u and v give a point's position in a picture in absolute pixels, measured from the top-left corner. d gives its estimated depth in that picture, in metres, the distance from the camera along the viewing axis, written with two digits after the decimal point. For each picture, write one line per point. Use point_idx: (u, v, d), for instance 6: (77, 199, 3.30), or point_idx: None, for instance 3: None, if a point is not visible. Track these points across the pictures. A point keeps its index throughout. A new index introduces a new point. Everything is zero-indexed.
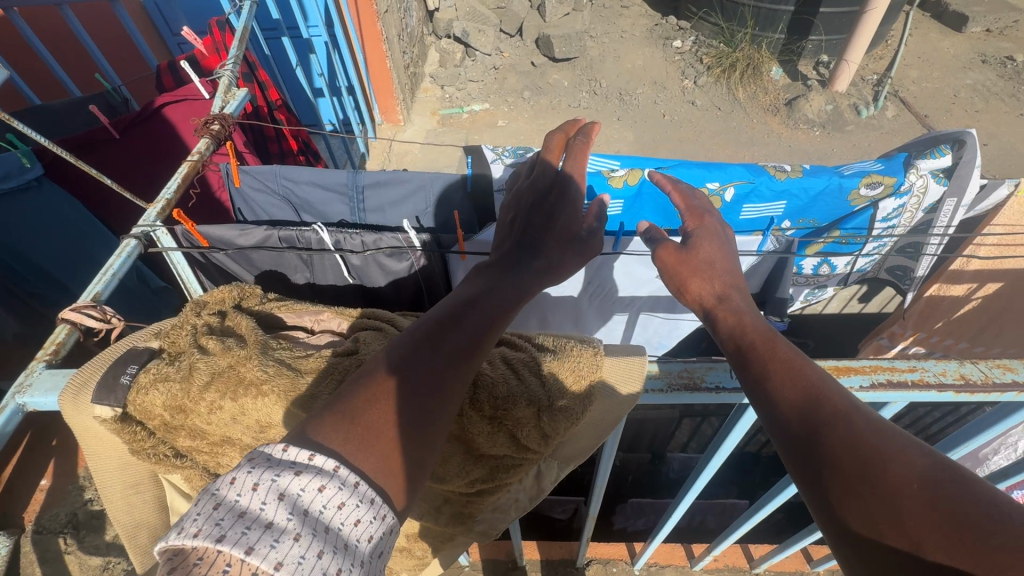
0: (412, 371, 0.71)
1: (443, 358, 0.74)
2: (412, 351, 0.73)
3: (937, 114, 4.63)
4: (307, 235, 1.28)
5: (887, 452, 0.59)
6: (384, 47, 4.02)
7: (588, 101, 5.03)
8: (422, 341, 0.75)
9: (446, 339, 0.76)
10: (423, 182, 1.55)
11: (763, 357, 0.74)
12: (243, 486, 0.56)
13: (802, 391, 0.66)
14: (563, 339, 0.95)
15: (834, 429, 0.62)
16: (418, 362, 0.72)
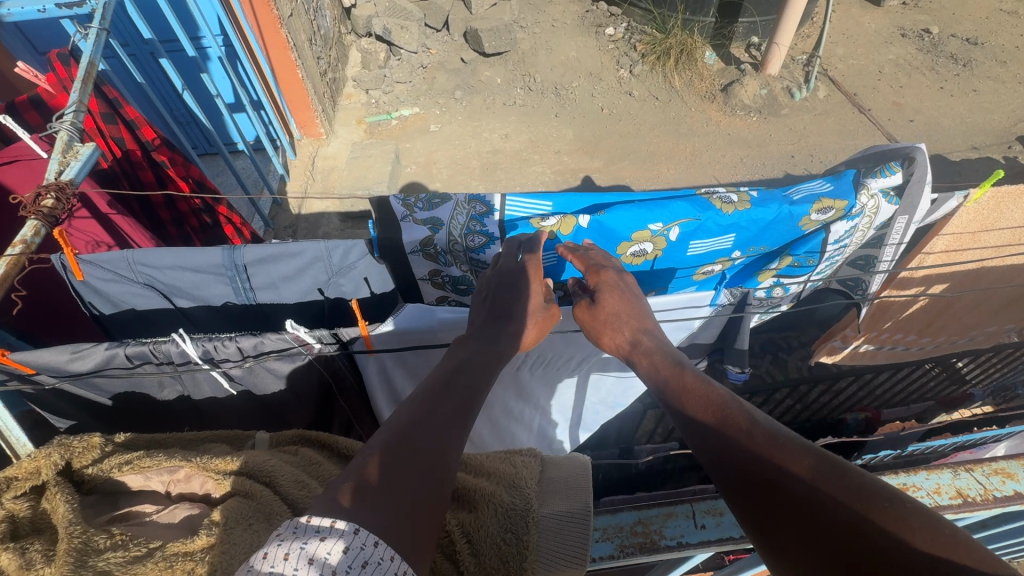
0: (412, 443, 0.70)
1: (440, 423, 0.75)
2: (416, 422, 0.74)
3: (865, 92, 4.69)
4: (165, 347, 1.00)
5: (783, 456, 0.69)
6: (293, 55, 3.64)
7: (524, 98, 4.79)
8: (424, 413, 0.76)
9: (442, 409, 0.77)
10: (319, 251, 1.28)
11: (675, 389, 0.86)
12: (274, 558, 0.54)
13: (710, 414, 0.78)
14: (487, 492, 0.76)
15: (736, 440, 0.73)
16: (419, 432, 0.72)
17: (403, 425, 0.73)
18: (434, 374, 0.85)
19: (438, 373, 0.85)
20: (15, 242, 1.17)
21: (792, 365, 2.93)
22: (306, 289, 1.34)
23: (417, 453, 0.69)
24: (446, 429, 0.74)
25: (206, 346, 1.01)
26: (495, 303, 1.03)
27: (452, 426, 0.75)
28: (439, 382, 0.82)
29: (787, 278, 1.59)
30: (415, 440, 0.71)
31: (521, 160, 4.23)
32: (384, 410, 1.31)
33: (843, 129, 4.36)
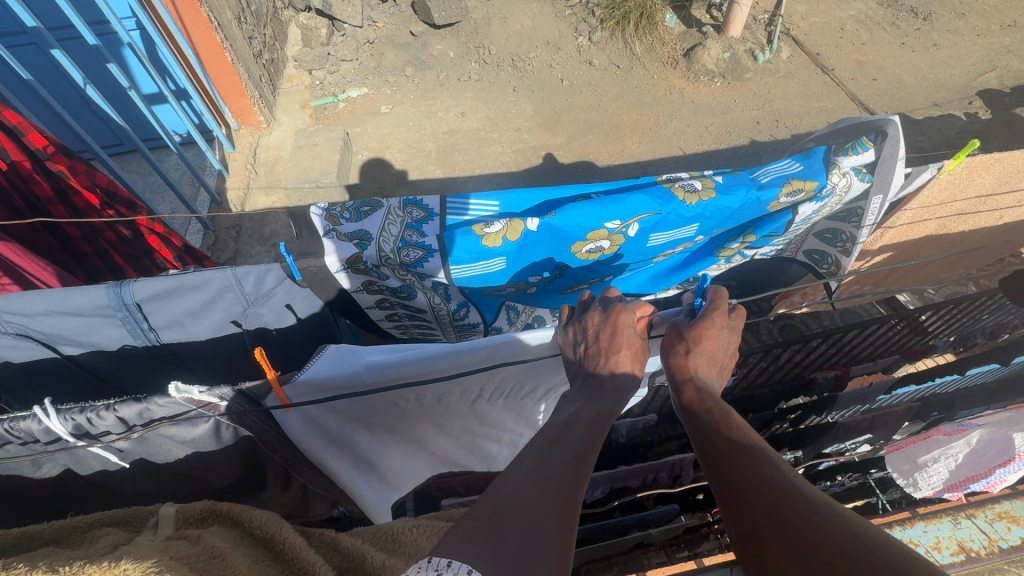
0: (526, 499, 0.70)
1: (554, 477, 0.74)
2: (527, 478, 0.74)
3: (828, 51, 4.58)
4: (25, 425, 0.84)
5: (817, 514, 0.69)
6: (218, 37, 3.29)
7: (479, 72, 4.53)
8: (540, 464, 0.76)
9: (561, 458, 0.77)
10: (227, 280, 1.11)
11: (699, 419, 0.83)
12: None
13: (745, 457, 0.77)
14: None
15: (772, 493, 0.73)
16: (538, 480, 0.73)
17: (523, 477, 0.74)
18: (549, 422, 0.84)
19: (546, 429, 0.83)
20: None
21: (767, 332, 2.85)
22: (219, 323, 1.16)
23: (534, 515, 0.68)
24: (559, 476, 0.74)
25: (76, 419, 0.85)
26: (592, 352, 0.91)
27: (570, 472, 0.75)
28: (552, 431, 0.82)
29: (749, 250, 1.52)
30: (533, 495, 0.71)
31: (479, 141, 4.00)
32: (330, 464, 1.13)
33: (807, 91, 4.26)
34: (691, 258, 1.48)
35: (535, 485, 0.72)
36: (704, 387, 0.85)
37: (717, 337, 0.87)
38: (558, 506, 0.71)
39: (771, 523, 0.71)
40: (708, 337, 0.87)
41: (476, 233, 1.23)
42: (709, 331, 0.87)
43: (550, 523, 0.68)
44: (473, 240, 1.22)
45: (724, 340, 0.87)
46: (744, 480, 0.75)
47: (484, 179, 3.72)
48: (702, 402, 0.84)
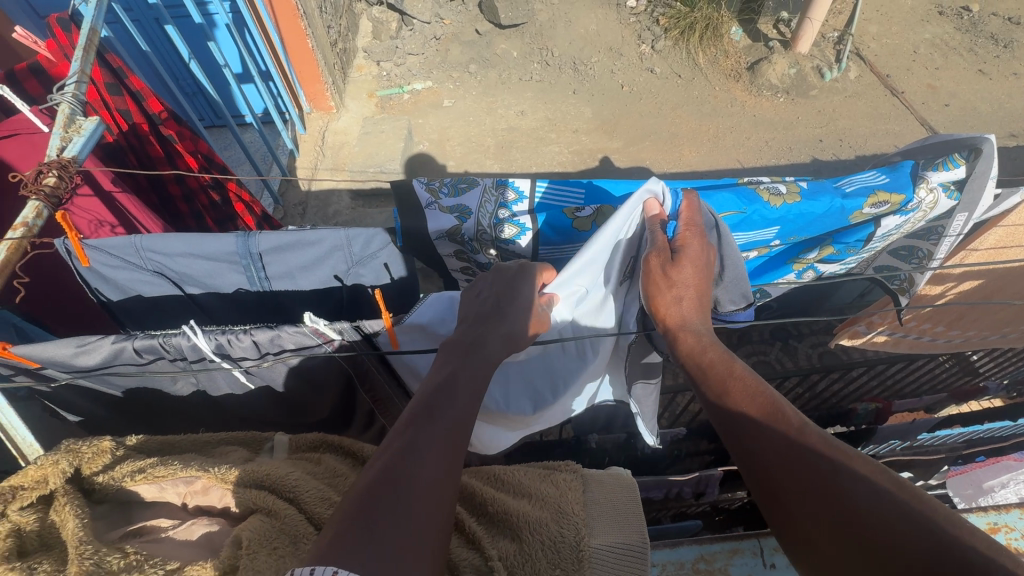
0: (401, 484, 0.68)
1: (430, 458, 0.72)
2: (396, 460, 0.71)
3: (899, 73, 4.48)
4: (176, 342, 0.95)
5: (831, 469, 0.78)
6: (302, 24, 3.47)
7: (541, 73, 4.61)
8: (410, 442, 0.74)
9: (430, 436, 0.75)
10: (339, 240, 1.20)
11: (725, 383, 0.93)
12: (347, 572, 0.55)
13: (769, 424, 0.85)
14: (567, 478, 0.81)
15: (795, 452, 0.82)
16: (409, 460, 0.71)
17: (389, 462, 0.71)
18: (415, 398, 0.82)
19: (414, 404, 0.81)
20: (16, 223, 1.12)
21: (806, 356, 2.88)
22: (325, 278, 1.27)
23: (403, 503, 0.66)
24: (432, 460, 0.72)
25: (219, 340, 0.96)
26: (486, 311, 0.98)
27: (440, 452, 0.74)
28: (418, 409, 0.79)
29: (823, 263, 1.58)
30: (406, 479, 0.69)
31: (537, 139, 4.08)
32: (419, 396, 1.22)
33: (874, 112, 4.18)
34: (766, 266, 1.57)
35: (409, 470, 0.70)
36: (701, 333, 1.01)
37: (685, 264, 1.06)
38: (440, 488, 0.69)
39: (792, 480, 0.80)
40: (683, 273, 1.06)
41: (567, 215, 1.28)
42: (682, 266, 1.07)
43: (424, 510, 0.66)
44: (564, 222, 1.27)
45: (699, 267, 1.07)
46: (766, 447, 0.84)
47: (539, 177, 3.80)
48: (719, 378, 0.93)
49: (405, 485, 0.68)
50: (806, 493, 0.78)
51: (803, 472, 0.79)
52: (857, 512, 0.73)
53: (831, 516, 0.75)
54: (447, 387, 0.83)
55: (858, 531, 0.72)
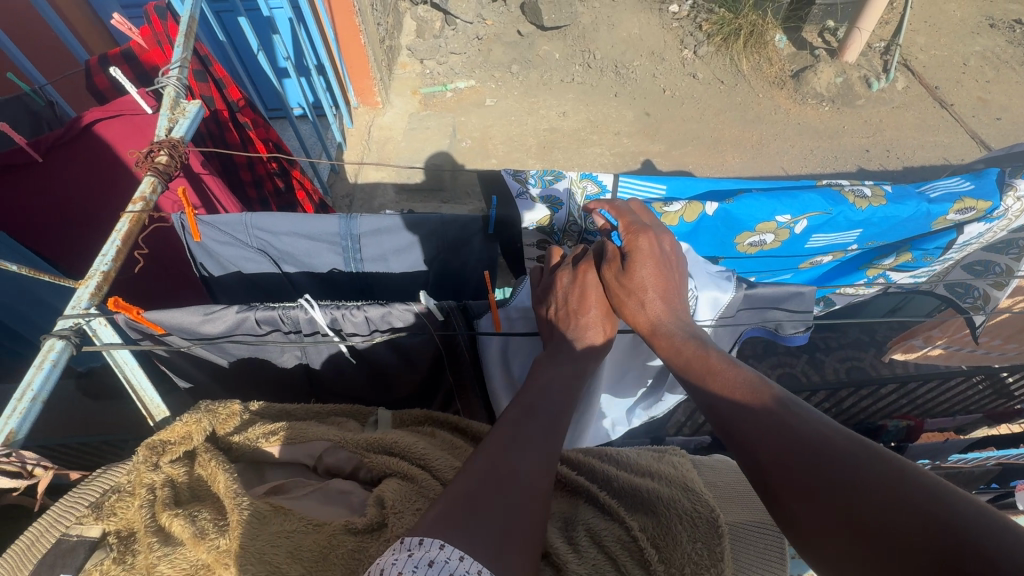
0: (503, 472, 0.67)
1: (529, 450, 0.72)
2: (498, 451, 0.71)
3: (948, 86, 4.41)
4: (294, 314, 0.99)
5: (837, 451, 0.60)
6: (357, 19, 3.54)
7: (583, 75, 4.64)
8: (512, 436, 0.74)
9: (535, 432, 0.76)
10: (434, 226, 1.24)
11: (699, 370, 0.80)
12: (447, 551, 0.55)
13: (756, 403, 0.70)
14: (686, 463, 0.82)
15: (780, 430, 0.65)
16: (511, 450, 0.71)
17: (496, 450, 0.71)
18: (514, 400, 0.83)
19: (516, 403, 0.82)
20: (136, 197, 1.17)
21: (831, 371, 2.84)
22: (414, 263, 1.30)
23: (504, 491, 0.64)
24: (533, 453, 0.72)
25: (335, 315, 1.00)
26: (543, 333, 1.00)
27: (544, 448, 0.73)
28: (523, 408, 0.80)
29: (897, 270, 1.57)
30: (509, 466, 0.68)
31: (579, 140, 4.10)
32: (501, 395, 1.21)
33: (922, 124, 4.13)
34: (836, 269, 1.58)
35: (511, 461, 0.69)
36: (675, 336, 0.89)
37: (647, 266, 0.94)
38: (541, 478, 0.69)
39: (779, 472, 0.63)
40: (643, 275, 0.94)
41: (655, 210, 1.30)
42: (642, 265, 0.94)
43: (533, 498, 0.65)
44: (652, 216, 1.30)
45: (658, 269, 0.94)
46: (746, 430, 0.68)
47: None
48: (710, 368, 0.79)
49: (504, 473, 0.67)
50: (800, 486, 0.60)
51: (798, 461, 0.62)
52: (857, 506, 0.55)
53: (833, 515, 0.56)
54: (543, 388, 0.84)
55: (866, 524, 0.54)
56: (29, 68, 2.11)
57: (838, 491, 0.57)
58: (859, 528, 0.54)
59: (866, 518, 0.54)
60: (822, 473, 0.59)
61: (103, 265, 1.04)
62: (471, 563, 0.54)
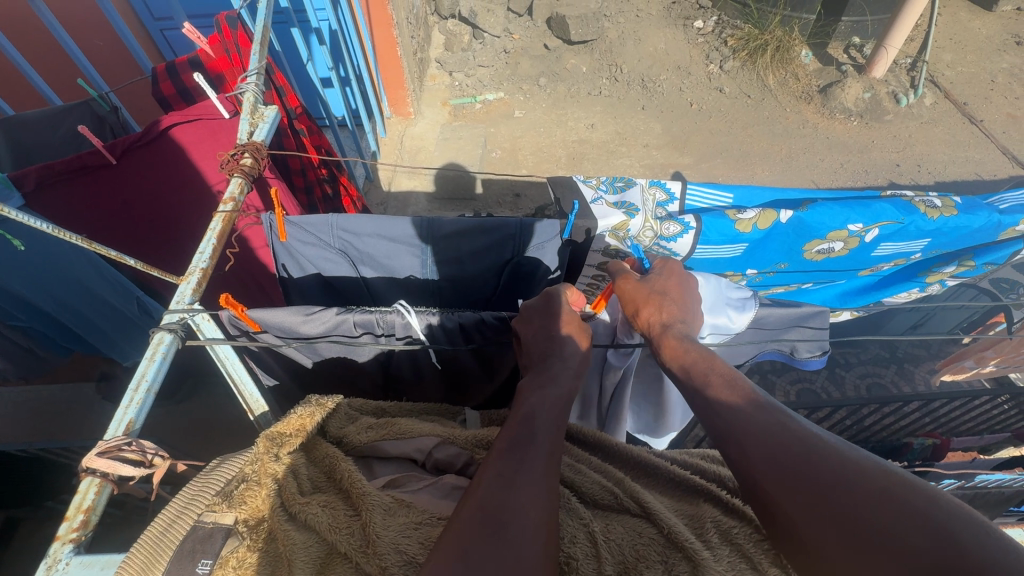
0: (497, 510, 0.64)
1: (523, 483, 0.67)
2: (499, 484, 0.67)
3: (976, 102, 4.43)
4: (391, 316, 1.01)
5: (848, 475, 0.63)
6: (394, 32, 3.61)
7: (609, 88, 4.69)
8: (509, 466, 0.70)
9: (532, 464, 0.70)
10: (512, 231, 1.26)
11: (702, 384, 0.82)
12: None
13: (762, 424, 0.72)
14: None
15: (790, 451, 0.68)
16: (506, 488, 0.66)
17: (490, 487, 0.66)
18: (507, 425, 0.77)
19: (505, 429, 0.76)
20: (226, 199, 1.21)
21: (852, 387, 2.80)
22: (487, 268, 1.31)
23: (487, 535, 0.61)
24: (538, 483, 0.68)
25: (429, 319, 1.02)
26: (540, 343, 0.90)
27: (546, 476, 0.69)
28: (513, 437, 0.74)
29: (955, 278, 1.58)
30: (509, 506, 0.64)
31: (608, 152, 4.14)
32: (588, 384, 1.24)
33: (952, 139, 4.14)
34: (895, 276, 1.58)
35: (504, 497, 0.65)
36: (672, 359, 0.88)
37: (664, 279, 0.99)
38: (535, 513, 0.64)
39: (788, 485, 0.65)
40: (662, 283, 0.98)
41: (729, 217, 1.32)
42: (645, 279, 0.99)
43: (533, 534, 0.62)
44: (725, 224, 1.32)
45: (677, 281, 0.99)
46: (753, 446, 0.71)
47: None
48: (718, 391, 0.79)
49: (492, 513, 0.63)
50: (806, 500, 0.63)
51: (804, 480, 0.65)
52: (864, 524, 0.59)
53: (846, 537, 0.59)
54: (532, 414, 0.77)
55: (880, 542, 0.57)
56: (90, 73, 2.15)
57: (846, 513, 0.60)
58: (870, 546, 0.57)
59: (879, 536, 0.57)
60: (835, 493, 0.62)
61: (201, 262, 1.06)
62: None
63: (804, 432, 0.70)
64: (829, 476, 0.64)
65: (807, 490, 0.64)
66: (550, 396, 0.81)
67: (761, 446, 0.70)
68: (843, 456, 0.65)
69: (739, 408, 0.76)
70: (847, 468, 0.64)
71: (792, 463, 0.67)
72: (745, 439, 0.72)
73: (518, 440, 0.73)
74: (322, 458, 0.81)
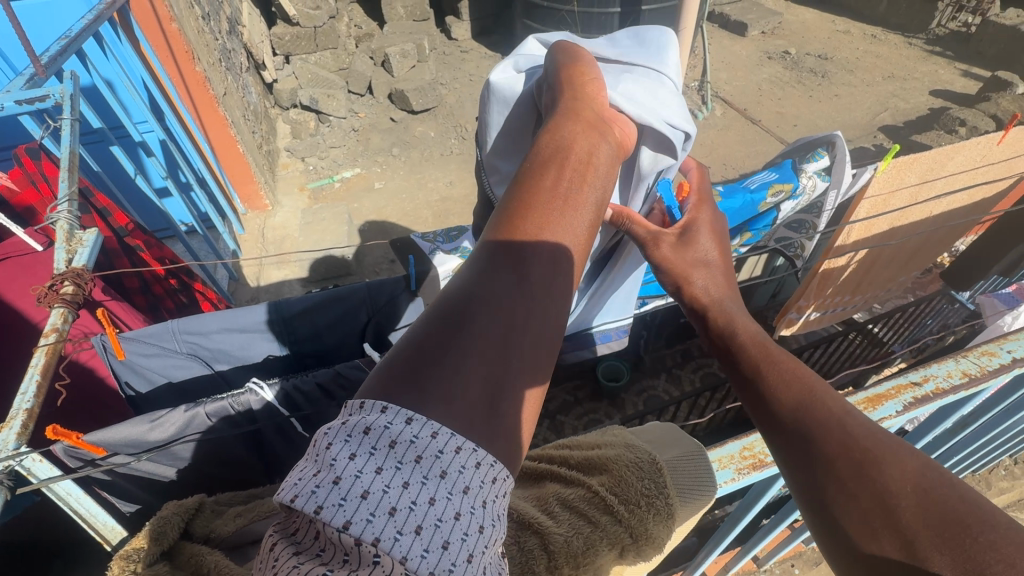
0: (477, 306, 0.59)
1: (504, 285, 0.62)
2: (481, 274, 0.63)
3: (752, 106, 5.45)
4: (245, 398, 1.05)
5: (899, 471, 0.59)
6: (232, 131, 3.62)
7: (459, 146, 5.04)
8: (498, 260, 0.64)
9: (524, 261, 0.64)
10: (362, 296, 1.37)
11: (750, 360, 0.78)
12: (361, 454, 0.49)
13: (793, 393, 0.70)
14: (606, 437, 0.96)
15: (827, 433, 0.64)
16: (486, 278, 0.62)
17: (468, 280, 0.62)
18: (504, 213, 0.70)
19: (504, 216, 0.69)
20: (47, 330, 1.15)
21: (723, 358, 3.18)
22: (346, 336, 1.40)
23: (461, 341, 0.56)
24: (516, 278, 0.63)
25: (283, 388, 1.08)
26: None
27: (537, 276, 0.63)
28: (510, 227, 0.67)
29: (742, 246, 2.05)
30: (491, 301, 0.60)
31: (470, 204, 4.41)
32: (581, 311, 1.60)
33: (743, 139, 5.03)
34: None
35: (490, 291, 0.61)
36: None
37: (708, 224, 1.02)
38: (516, 314, 0.60)
39: (820, 463, 0.63)
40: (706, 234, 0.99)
41: None
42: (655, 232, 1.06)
43: (507, 334, 0.58)
44: None
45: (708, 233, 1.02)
46: (796, 422, 0.67)
47: None
48: (764, 369, 0.75)
49: (472, 309, 0.59)
50: (839, 484, 0.61)
51: (848, 462, 0.61)
52: (910, 523, 0.56)
53: (887, 539, 0.57)
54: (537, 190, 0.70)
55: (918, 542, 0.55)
56: None
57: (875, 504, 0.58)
58: (915, 554, 0.55)
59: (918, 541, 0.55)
60: (867, 483, 0.59)
61: (24, 402, 0.99)
62: (414, 474, 0.49)
63: (874, 439, 0.62)
64: (896, 495, 0.58)
65: (872, 506, 0.58)
66: (545, 175, 0.72)
67: (814, 435, 0.65)
68: (917, 468, 0.59)
69: (795, 411, 0.68)
70: (919, 487, 0.57)
71: (837, 447, 0.63)
72: (812, 441, 0.65)
73: (514, 230, 0.67)
74: (187, 559, 0.80)
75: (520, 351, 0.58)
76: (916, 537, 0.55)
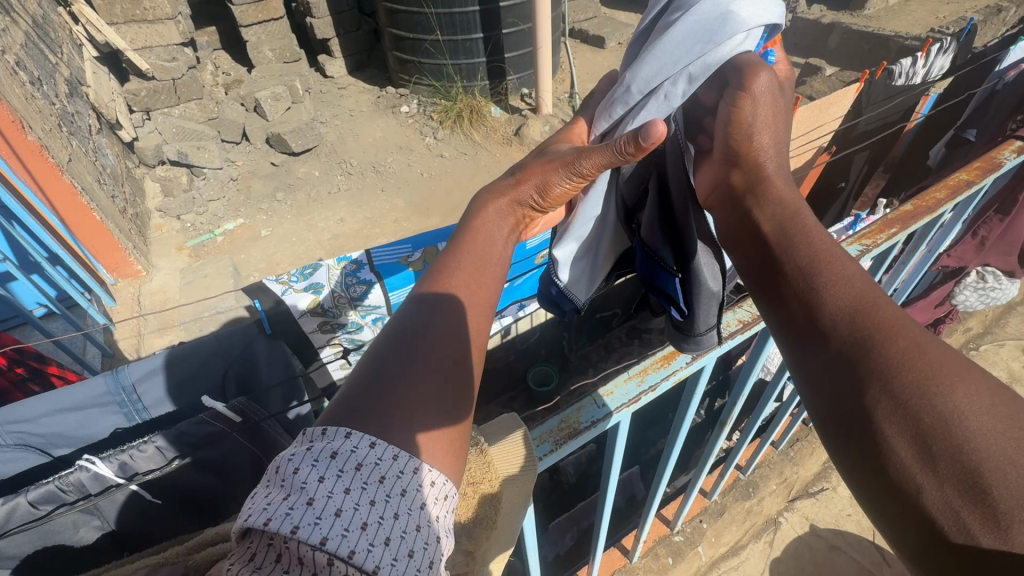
0: (415, 346, 0.71)
1: (439, 326, 0.74)
2: (424, 315, 0.75)
3: None
4: (74, 477, 1.00)
5: (959, 389, 0.56)
6: (84, 199, 3.35)
7: (346, 182, 5.00)
8: (433, 304, 0.77)
9: (453, 305, 0.78)
10: (208, 354, 1.43)
11: (800, 267, 0.74)
12: (330, 477, 0.57)
13: (853, 302, 0.66)
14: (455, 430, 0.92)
15: (886, 347, 0.60)
16: (424, 321, 0.74)
17: (408, 321, 0.74)
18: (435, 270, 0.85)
19: (434, 273, 0.85)
20: None
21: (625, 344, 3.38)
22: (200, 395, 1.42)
23: (408, 378, 0.67)
24: (451, 317, 0.76)
25: (120, 459, 1.04)
26: None
27: (463, 317, 0.77)
28: (438, 280, 0.83)
29: None
30: (426, 340, 0.72)
31: (364, 238, 4.39)
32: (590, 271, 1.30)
33: None
34: None
35: (430, 332, 0.73)
36: None
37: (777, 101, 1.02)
38: (454, 346, 0.72)
39: (877, 372, 0.59)
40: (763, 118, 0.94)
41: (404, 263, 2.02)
42: (719, 124, 1.00)
43: (448, 364, 0.70)
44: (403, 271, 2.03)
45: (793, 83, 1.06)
46: (854, 335, 0.63)
47: None
48: (818, 276, 0.71)
49: (413, 348, 0.70)
50: (891, 396, 0.57)
51: (913, 375, 0.57)
52: (967, 434, 0.53)
53: (932, 454, 0.53)
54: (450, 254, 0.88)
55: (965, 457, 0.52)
56: None
57: (927, 416, 0.55)
58: (962, 465, 0.52)
59: (965, 452, 0.52)
60: (925, 396, 0.56)
61: None
62: (379, 492, 0.58)
63: (949, 355, 0.58)
64: (964, 415, 0.54)
65: (923, 417, 0.55)
66: (459, 239, 0.91)
67: (878, 347, 0.61)
68: (985, 392, 0.55)
69: (855, 318, 0.64)
70: (990, 411, 0.54)
71: (900, 356, 0.59)
72: (868, 354, 0.61)
73: (442, 282, 0.82)
74: None
75: (460, 377, 0.70)
76: (970, 446, 0.52)
